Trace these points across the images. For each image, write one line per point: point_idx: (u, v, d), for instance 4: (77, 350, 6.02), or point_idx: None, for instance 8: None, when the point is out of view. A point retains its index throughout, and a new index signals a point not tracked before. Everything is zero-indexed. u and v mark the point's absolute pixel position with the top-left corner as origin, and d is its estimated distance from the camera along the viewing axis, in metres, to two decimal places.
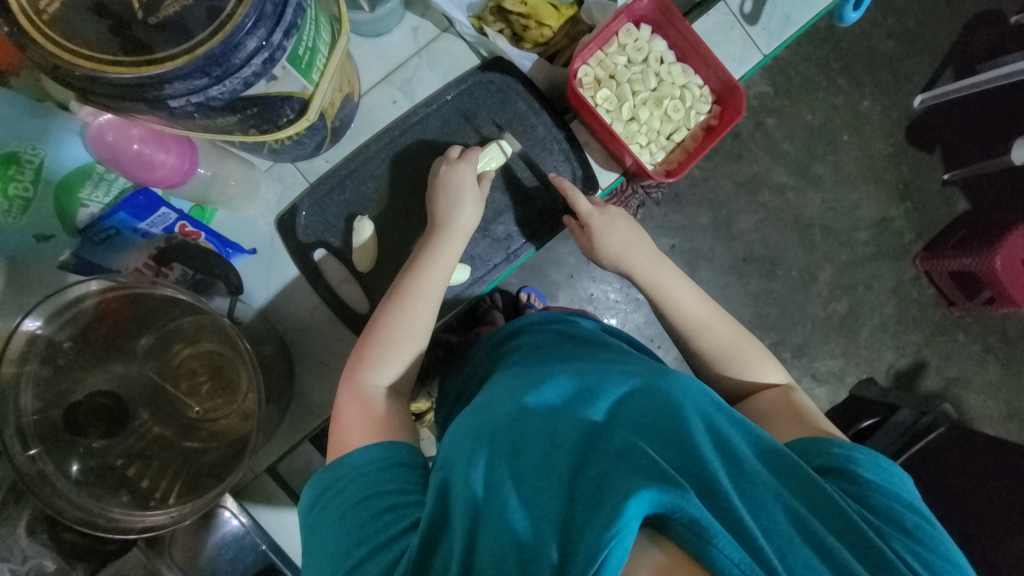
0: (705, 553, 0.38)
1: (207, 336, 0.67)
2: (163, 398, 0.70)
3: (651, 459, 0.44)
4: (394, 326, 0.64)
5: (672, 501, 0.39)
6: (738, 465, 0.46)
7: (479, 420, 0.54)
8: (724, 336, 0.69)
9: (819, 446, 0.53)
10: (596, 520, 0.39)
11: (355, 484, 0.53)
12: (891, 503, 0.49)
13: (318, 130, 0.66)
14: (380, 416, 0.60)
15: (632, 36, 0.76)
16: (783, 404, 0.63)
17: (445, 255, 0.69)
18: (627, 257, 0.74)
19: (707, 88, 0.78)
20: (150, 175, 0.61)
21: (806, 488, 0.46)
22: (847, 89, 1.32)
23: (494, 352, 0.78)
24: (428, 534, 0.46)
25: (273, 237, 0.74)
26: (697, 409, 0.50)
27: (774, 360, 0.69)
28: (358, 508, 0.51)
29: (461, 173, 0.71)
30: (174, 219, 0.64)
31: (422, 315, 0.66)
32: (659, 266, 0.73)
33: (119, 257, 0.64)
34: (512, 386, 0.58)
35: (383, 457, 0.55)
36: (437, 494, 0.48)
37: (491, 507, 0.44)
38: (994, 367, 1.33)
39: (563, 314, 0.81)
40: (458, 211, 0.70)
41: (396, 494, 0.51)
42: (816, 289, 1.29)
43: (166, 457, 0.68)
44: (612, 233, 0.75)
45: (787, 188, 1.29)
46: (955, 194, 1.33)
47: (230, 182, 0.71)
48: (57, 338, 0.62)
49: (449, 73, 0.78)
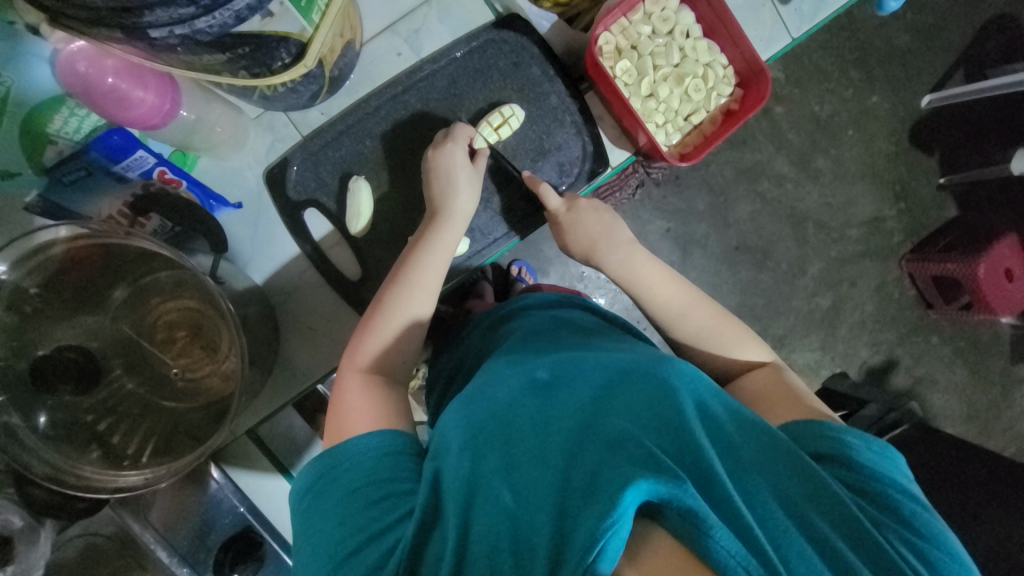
0: (703, 544, 0.37)
1: (187, 293, 0.63)
2: (140, 354, 0.65)
3: (647, 446, 0.43)
4: (393, 315, 0.62)
5: (669, 492, 0.38)
6: (734, 453, 0.46)
7: (472, 407, 0.52)
8: (704, 322, 0.68)
9: (819, 429, 0.53)
10: (591, 511, 0.38)
11: (349, 473, 0.51)
12: (884, 488, 0.49)
13: (315, 78, 0.61)
14: (377, 403, 0.58)
15: (659, 4, 0.71)
16: (771, 383, 0.63)
17: (445, 238, 0.65)
18: (600, 245, 0.71)
19: (731, 69, 0.74)
20: (127, 114, 0.55)
21: (804, 477, 0.46)
22: (859, 82, 1.29)
23: (489, 335, 0.75)
24: (422, 524, 0.45)
25: (261, 192, 0.69)
26: (692, 395, 0.49)
27: (752, 335, 0.69)
28: (350, 499, 0.50)
29: (451, 153, 0.66)
30: (152, 164, 0.59)
31: (421, 303, 0.63)
32: (629, 254, 0.71)
33: (93, 202, 0.60)
34: (507, 370, 0.57)
35: (378, 444, 0.53)
36: (431, 483, 0.47)
37: (486, 495, 0.44)
38: (961, 369, 1.38)
39: (558, 298, 0.79)
40: (457, 187, 0.66)
41: (391, 483, 0.50)
42: (803, 283, 1.30)
43: (142, 415, 0.65)
44: (582, 225, 0.72)
45: (787, 179, 1.28)
46: (948, 199, 1.33)
47: (216, 129, 0.65)
48: (25, 283, 0.58)
49: (459, 27, 0.72)
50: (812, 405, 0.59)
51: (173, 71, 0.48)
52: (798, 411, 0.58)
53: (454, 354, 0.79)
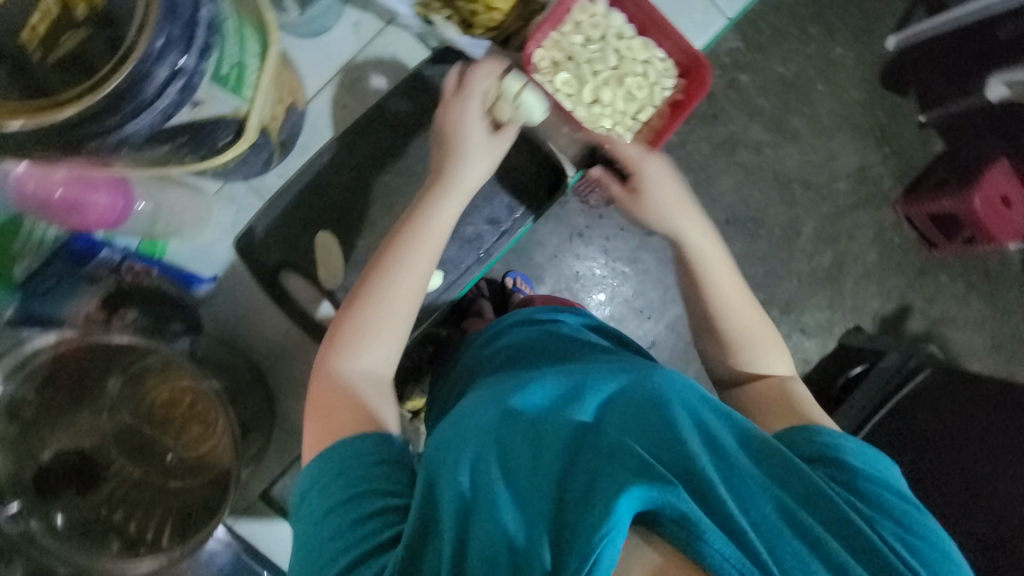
0: (696, 549, 0.38)
1: (179, 373, 0.62)
2: (140, 440, 0.65)
3: (637, 454, 0.43)
4: (375, 294, 0.58)
5: (663, 497, 0.39)
6: (726, 458, 0.46)
7: (465, 418, 0.51)
8: (751, 320, 0.65)
9: (805, 436, 0.53)
10: (586, 519, 0.38)
11: (338, 482, 0.49)
12: (878, 490, 0.48)
13: (263, 146, 0.62)
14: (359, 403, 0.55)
15: (587, 11, 0.72)
16: (776, 393, 0.62)
17: (440, 215, 0.60)
18: (676, 219, 0.64)
19: (671, 61, 0.74)
20: (84, 218, 0.57)
21: (795, 477, 0.46)
22: (819, 38, 1.29)
23: (480, 354, 0.76)
24: (412, 543, 0.43)
25: (233, 262, 0.71)
26: (685, 404, 0.50)
27: (787, 351, 0.66)
28: (341, 509, 0.47)
29: (465, 111, 0.62)
30: (119, 259, 0.63)
31: (408, 284, 0.58)
32: (704, 234, 0.65)
33: (68, 304, 0.61)
34: (500, 385, 0.56)
35: (372, 451, 0.51)
36: (423, 495, 0.45)
37: (483, 507, 0.42)
38: (977, 302, 1.35)
39: (546, 312, 0.78)
40: (460, 163, 0.61)
41: (385, 496, 0.47)
42: (800, 245, 1.29)
43: (152, 499, 0.64)
44: (658, 193, 0.65)
45: (764, 145, 1.27)
46: (932, 135, 1.31)
47: (177, 210, 0.66)
48: (20, 394, 0.60)
49: (397, 70, 0.75)
50: (822, 418, 0.57)
51: (130, 170, 0.50)
52: (793, 420, 0.57)
53: (445, 384, 0.80)
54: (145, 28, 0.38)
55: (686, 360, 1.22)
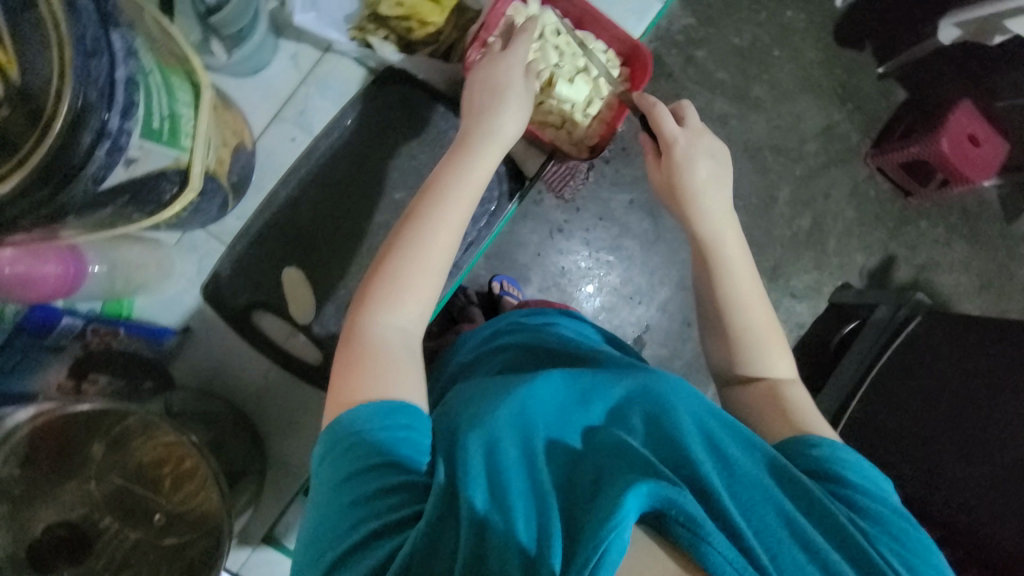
0: (701, 551, 0.38)
1: (162, 428, 0.62)
2: (135, 500, 0.63)
3: (645, 460, 0.44)
4: (412, 241, 0.56)
5: (670, 498, 0.40)
6: (728, 462, 0.46)
7: (481, 409, 0.51)
8: (764, 319, 0.65)
9: (801, 447, 0.53)
10: (596, 515, 0.39)
11: (362, 449, 0.48)
12: (873, 501, 0.49)
13: (215, 192, 0.62)
14: (392, 359, 0.53)
15: (521, 13, 0.71)
16: (772, 399, 0.60)
17: (476, 173, 0.59)
18: (703, 195, 0.67)
19: (611, 51, 0.76)
20: (37, 289, 0.56)
21: (793, 483, 0.47)
22: (769, 4, 1.30)
23: (481, 349, 0.75)
24: (430, 529, 0.42)
25: (202, 309, 0.70)
26: (690, 410, 0.50)
27: (790, 352, 0.65)
28: (364, 478, 0.46)
29: (507, 69, 0.63)
30: (82, 325, 0.62)
31: (444, 241, 0.57)
32: (725, 217, 0.67)
33: (37, 377, 0.61)
34: (510, 380, 0.56)
35: (403, 419, 0.49)
36: (441, 484, 0.45)
37: (497, 503, 0.42)
38: (960, 244, 1.35)
39: (542, 319, 0.78)
40: (494, 119, 0.61)
41: (410, 472, 0.47)
42: (778, 210, 1.29)
43: (152, 557, 0.62)
44: (689, 168, 0.67)
45: (729, 117, 1.28)
46: (892, 86, 1.32)
47: (138, 267, 0.66)
48: (3, 473, 0.59)
49: (341, 95, 0.75)
50: (820, 427, 0.57)
51: (82, 235, 0.50)
52: (790, 429, 0.57)
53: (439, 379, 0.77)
54: (62, 95, 0.38)
55: (681, 341, 1.22)
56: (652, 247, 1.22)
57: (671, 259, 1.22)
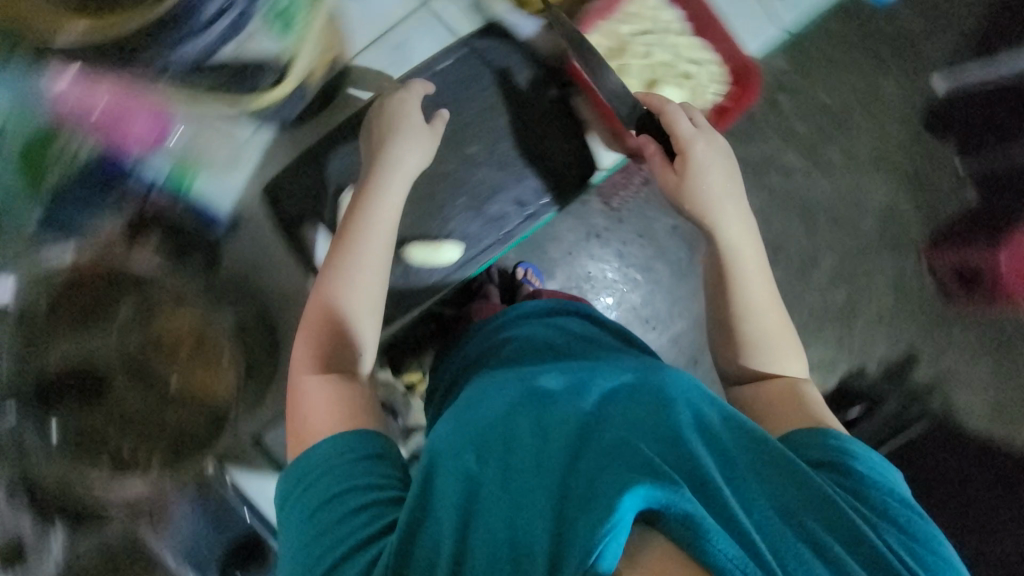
0: (701, 548, 0.37)
1: (191, 307, 0.66)
2: (144, 369, 0.64)
3: (641, 452, 0.43)
4: (337, 305, 0.61)
5: (668, 497, 0.39)
6: (730, 463, 0.46)
7: (467, 422, 0.53)
8: (773, 323, 0.65)
9: (815, 438, 0.53)
10: (589, 516, 0.38)
11: (326, 479, 0.51)
12: (884, 498, 0.48)
13: (302, 98, 0.68)
14: (338, 404, 0.58)
15: (643, 5, 0.73)
16: (784, 395, 0.61)
17: (392, 196, 0.65)
18: (716, 207, 0.66)
19: (723, 68, 0.73)
20: (123, 140, 0.62)
21: (799, 482, 0.45)
22: (867, 70, 1.27)
23: (487, 340, 0.77)
24: (407, 531, 0.45)
25: (255, 204, 0.69)
26: (687, 406, 0.50)
27: (802, 353, 0.66)
28: (328, 509, 0.49)
29: (400, 103, 0.67)
30: (149, 182, 0.64)
31: (366, 286, 0.63)
32: (743, 232, 0.67)
33: (96, 221, 0.63)
34: (502, 386, 0.57)
35: (356, 447, 0.53)
36: (418, 492, 0.48)
37: (486, 506, 0.43)
38: (985, 362, 1.29)
39: (558, 306, 0.79)
40: (396, 149, 0.65)
41: (373, 489, 0.50)
42: (815, 277, 1.26)
43: (142, 425, 0.64)
44: (708, 173, 0.66)
45: (795, 171, 1.25)
46: (966, 185, 1.28)
47: (211, 146, 0.67)
48: (34, 302, 0.61)
49: (444, 39, 0.74)
50: (831, 420, 0.57)
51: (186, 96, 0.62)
52: (803, 421, 0.57)
53: (459, 359, 0.79)
54: None
55: None
56: (682, 278, 1.21)
57: (695, 294, 1.21)
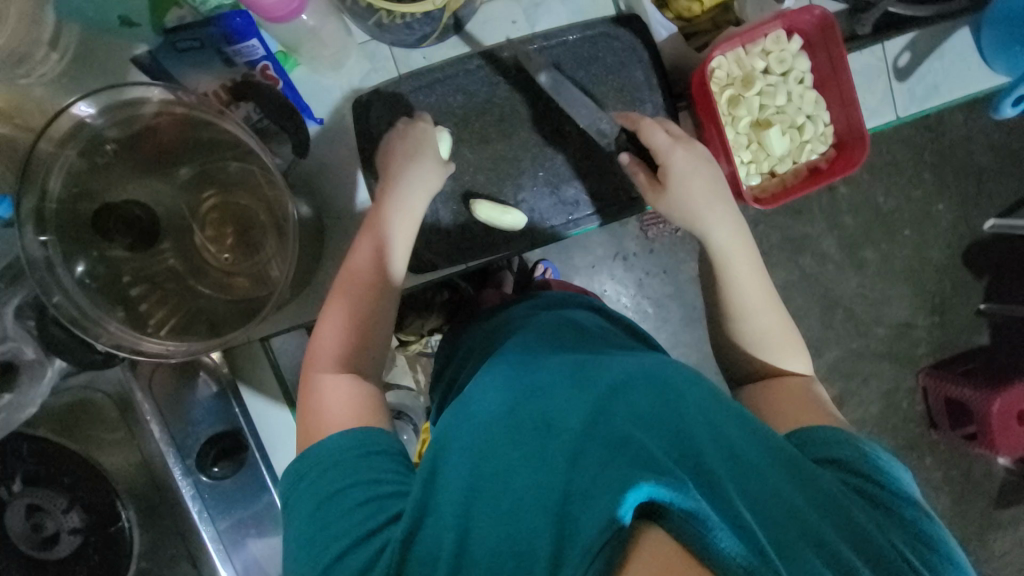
0: (704, 547, 0.35)
1: (247, 190, 0.64)
2: (187, 238, 0.65)
3: (644, 448, 0.41)
4: (348, 314, 0.60)
5: (671, 496, 0.37)
6: (737, 458, 0.44)
7: (472, 413, 0.53)
8: (769, 322, 0.65)
9: (828, 442, 0.53)
10: (590, 514, 0.38)
11: (329, 474, 0.51)
12: (890, 500, 0.48)
13: (432, 21, 0.63)
14: (348, 401, 0.57)
15: (779, 45, 0.71)
16: (797, 393, 0.62)
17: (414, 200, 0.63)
18: (706, 214, 0.66)
19: (831, 128, 0.74)
20: (256, 2, 0.55)
21: (814, 486, 0.45)
22: (929, 185, 1.27)
23: (503, 324, 0.75)
24: (411, 525, 0.45)
25: (344, 114, 0.69)
26: (694, 403, 0.48)
27: (801, 344, 0.67)
28: (331, 502, 0.49)
29: (422, 132, 0.66)
30: (259, 57, 0.61)
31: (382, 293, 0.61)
32: (734, 236, 0.66)
33: (193, 74, 0.61)
34: (508, 373, 0.57)
35: (359, 441, 0.53)
36: (424, 480, 0.48)
37: (491, 501, 0.44)
38: (945, 496, 1.32)
39: (560, 301, 0.79)
40: (413, 169, 0.64)
41: (377, 483, 0.50)
42: (815, 365, 1.28)
43: (173, 288, 0.64)
44: (694, 178, 0.66)
45: (829, 260, 1.26)
46: (983, 327, 1.30)
47: (326, 44, 0.65)
48: (106, 134, 0.59)
49: (579, 12, 0.73)
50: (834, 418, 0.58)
51: None
52: (807, 420, 0.57)
53: (479, 332, 0.79)
54: None
55: None
56: (692, 325, 1.21)
57: (699, 344, 1.21)
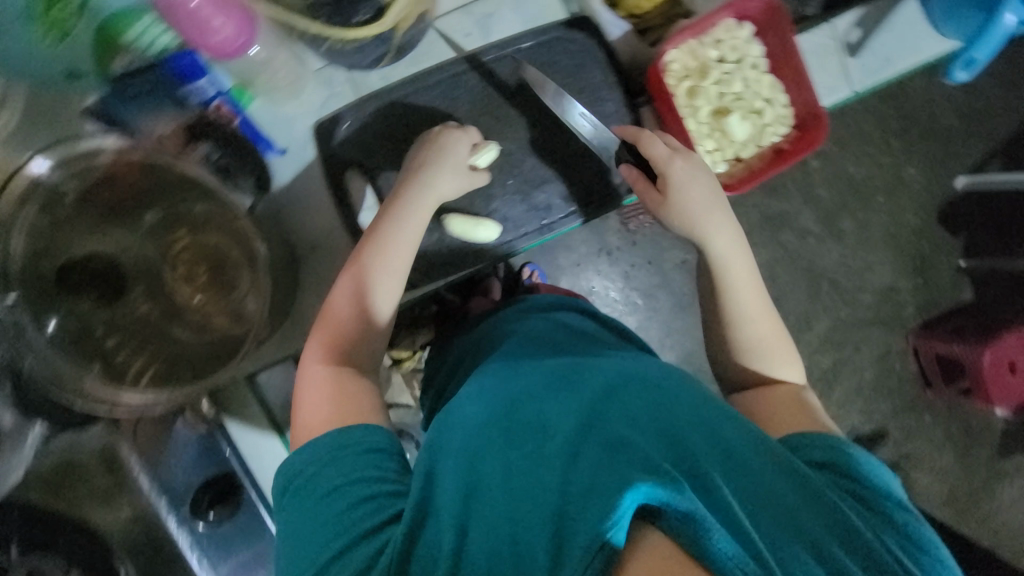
0: (701, 547, 0.35)
1: (217, 227, 0.62)
2: (159, 282, 0.63)
3: (643, 450, 0.41)
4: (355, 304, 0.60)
5: (669, 495, 0.37)
6: (732, 459, 0.44)
7: (470, 414, 0.52)
8: (765, 332, 0.66)
9: (821, 443, 0.53)
10: (589, 514, 0.37)
11: (327, 471, 0.50)
12: (882, 502, 0.49)
13: (384, 41, 0.62)
14: (344, 397, 0.57)
15: (730, 33, 0.73)
16: (789, 401, 0.62)
17: (422, 204, 0.63)
18: (705, 223, 0.65)
19: (790, 110, 0.75)
20: (202, 38, 0.56)
21: (809, 488, 0.45)
22: (897, 152, 1.29)
23: (489, 332, 0.75)
24: (410, 527, 0.45)
25: (306, 142, 0.69)
26: (692, 406, 0.48)
27: (797, 357, 0.67)
28: (329, 500, 0.49)
29: (455, 138, 0.66)
30: (213, 95, 0.62)
31: (385, 290, 0.61)
32: (733, 246, 0.66)
33: (148, 120, 0.61)
34: (505, 376, 0.56)
35: (360, 440, 0.52)
36: (423, 482, 0.48)
37: (488, 501, 0.43)
38: (948, 452, 1.34)
39: (555, 302, 0.79)
40: (431, 177, 0.63)
41: (377, 483, 0.49)
42: (807, 338, 1.29)
43: (148, 337, 0.62)
44: (692, 186, 0.66)
45: (809, 233, 1.28)
46: (965, 283, 1.32)
47: (279, 74, 0.65)
48: (63, 186, 0.59)
49: (530, 20, 0.75)
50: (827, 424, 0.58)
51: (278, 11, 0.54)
52: (802, 426, 0.57)
53: (463, 344, 0.78)
54: None
55: None
56: (682, 312, 1.22)
57: (690, 330, 1.22)
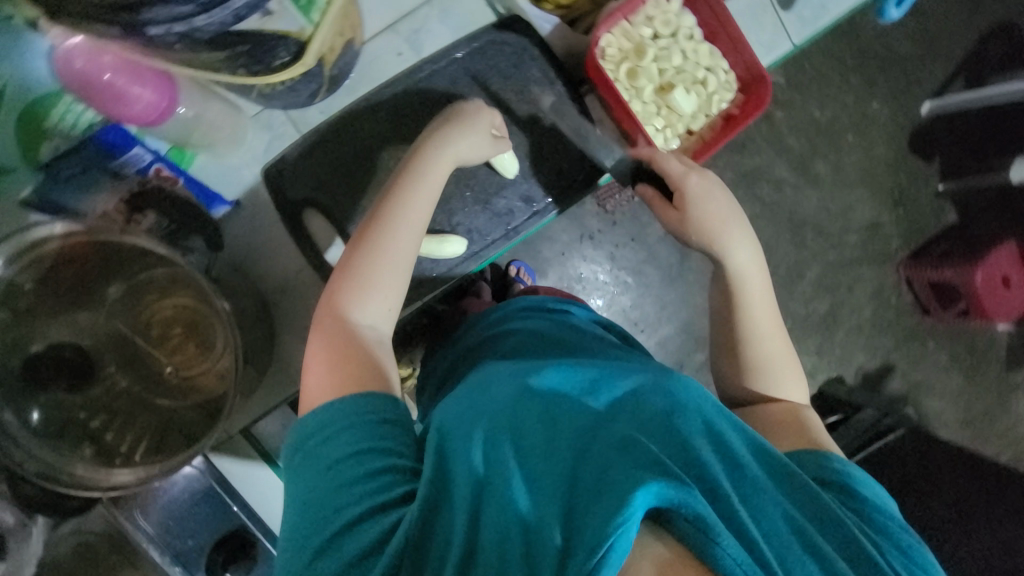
0: (708, 551, 0.37)
1: (184, 290, 0.62)
2: (136, 353, 0.63)
3: (651, 450, 0.41)
4: (374, 257, 0.59)
5: (680, 496, 0.37)
6: (738, 468, 0.44)
7: (480, 401, 0.50)
8: (775, 348, 0.66)
9: (819, 459, 0.54)
10: (601, 509, 0.37)
11: (344, 436, 0.49)
12: (881, 517, 0.50)
13: (315, 76, 0.61)
14: (359, 358, 0.55)
15: (660, 8, 0.72)
16: (789, 420, 0.62)
17: (436, 173, 0.63)
18: (721, 236, 0.66)
19: (732, 75, 0.75)
20: (124, 109, 0.55)
21: (808, 499, 0.46)
22: (858, 89, 1.29)
23: (478, 347, 0.73)
24: (425, 507, 0.43)
25: (257, 189, 0.69)
26: (700, 410, 0.47)
27: (802, 378, 0.67)
28: (344, 467, 0.48)
29: (477, 110, 0.67)
30: (149, 160, 0.62)
31: (401, 246, 0.60)
32: (751, 260, 0.67)
33: (90, 198, 0.61)
34: (512, 367, 0.54)
35: (376, 408, 0.51)
36: (435, 458, 0.46)
37: (498, 491, 0.42)
38: (956, 374, 1.35)
39: (553, 303, 0.77)
40: (452, 143, 0.64)
41: (391, 456, 0.48)
42: (800, 287, 1.29)
43: (134, 411, 0.63)
44: (709, 200, 0.66)
45: (785, 184, 1.28)
46: (947, 206, 1.32)
47: (214, 126, 0.64)
48: (18, 279, 0.57)
49: (459, 29, 0.73)
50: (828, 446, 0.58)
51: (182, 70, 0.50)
52: (804, 445, 0.58)
53: (451, 354, 0.77)
54: None
55: None
56: (672, 283, 1.22)
57: (684, 300, 1.22)
